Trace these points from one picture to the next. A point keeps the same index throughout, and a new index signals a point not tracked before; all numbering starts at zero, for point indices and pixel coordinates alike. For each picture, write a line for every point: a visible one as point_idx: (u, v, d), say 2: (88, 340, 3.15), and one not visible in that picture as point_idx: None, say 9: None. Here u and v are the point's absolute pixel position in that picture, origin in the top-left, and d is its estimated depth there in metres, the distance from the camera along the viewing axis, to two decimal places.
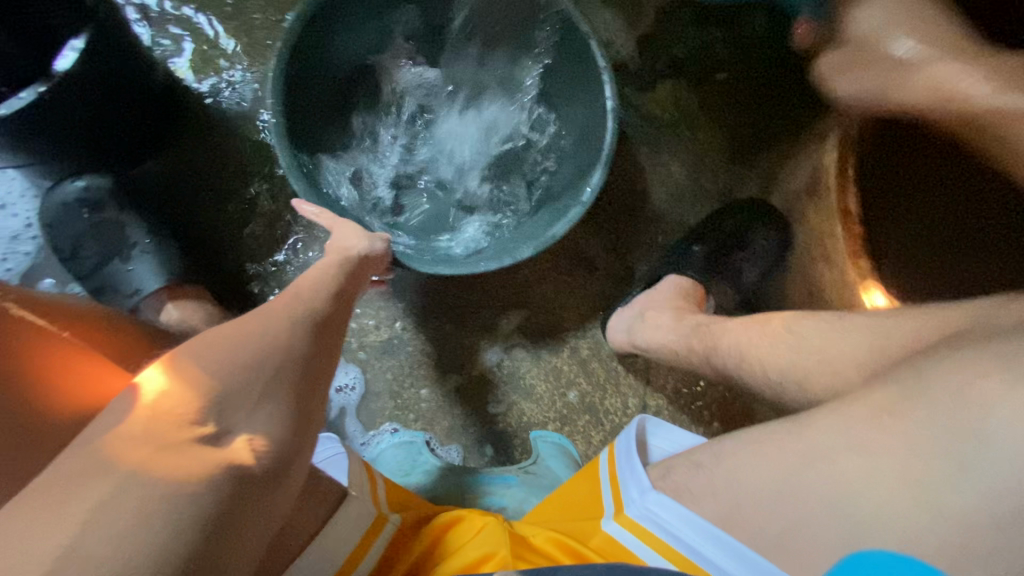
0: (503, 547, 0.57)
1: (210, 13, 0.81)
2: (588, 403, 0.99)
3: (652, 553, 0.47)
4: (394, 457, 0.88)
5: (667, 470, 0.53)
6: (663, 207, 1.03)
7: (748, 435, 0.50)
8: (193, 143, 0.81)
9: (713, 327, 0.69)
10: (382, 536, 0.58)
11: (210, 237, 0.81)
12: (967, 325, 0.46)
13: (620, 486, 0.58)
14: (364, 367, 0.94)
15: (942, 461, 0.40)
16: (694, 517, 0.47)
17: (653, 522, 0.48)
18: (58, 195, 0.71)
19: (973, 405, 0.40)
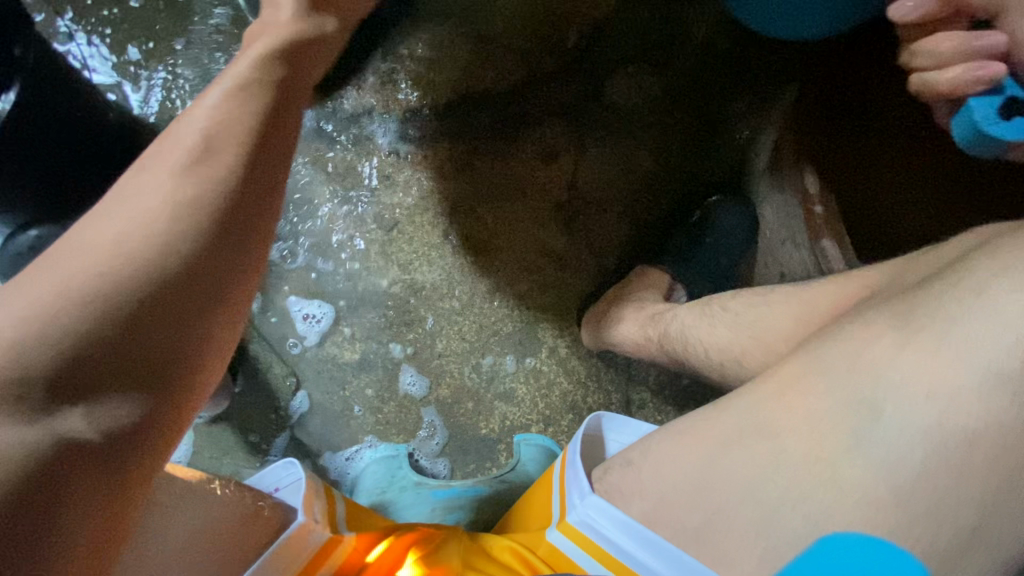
0: (454, 559, 0.59)
1: (160, 57, 0.87)
2: (570, 402, 0.97)
3: (589, 560, 0.45)
4: (374, 474, 0.88)
5: (604, 470, 0.50)
6: (631, 198, 0.99)
7: (675, 425, 0.48)
8: None
9: (665, 314, 0.66)
10: (334, 558, 0.58)
11: None
12: (887, 296, 0.46)
13: (566, 491, 0.57)
14: (336, 307, 0.95)
15: (840, 433, 0.41)
16: (622, 517, 0.45)
17: (592, 530, 0.46)
18: (11, 245, 0.73)
19: (865, 370, 0.42)
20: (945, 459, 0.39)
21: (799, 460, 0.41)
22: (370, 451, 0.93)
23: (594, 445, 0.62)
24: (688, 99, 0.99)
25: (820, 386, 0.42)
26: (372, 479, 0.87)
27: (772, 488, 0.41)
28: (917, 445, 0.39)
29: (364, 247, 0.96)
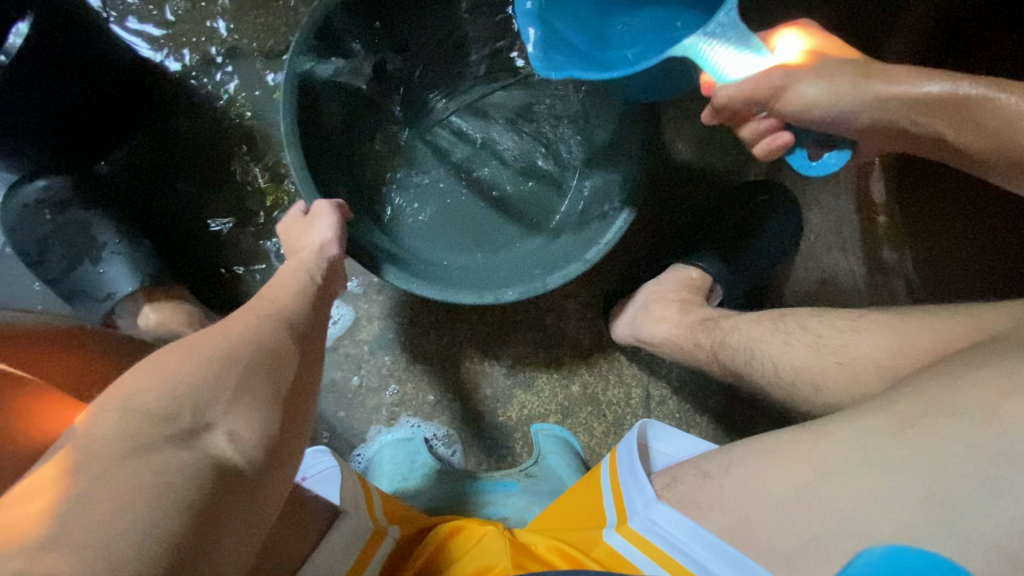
0: (504, 558, 0.51)
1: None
2: (590, 395, 0.95)
3: (653, 565, 0.44)
4: (393, 457, 0.85)
5: (673, 479, 0.50)
6: (668, 189, 0.94)
7: (761, 443, 0.48)
8: (167, 127, 0.79)
9: (722, 322, 0.65)
10: (382, 549, 0.54)
11: (189, 233, 0.79)
12: (996, 333, 0.46)
13: (624, 496, 0.53)
14: (356, 306, 0.91)
15: (974, 479, 0.40)
16: (698, 529, 0.45)
17: (655, 534, 0.46)
18: (19, 197, 0.68)
19: (1003, 424, 0.41)
20: None
21: (924, 500, 0.40)
22: (387, 433, 0.90)
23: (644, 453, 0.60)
24: None
25: (947, 429, 0.42)
26: (389, 462, 0.85)
27: (886, 524, 0.40)
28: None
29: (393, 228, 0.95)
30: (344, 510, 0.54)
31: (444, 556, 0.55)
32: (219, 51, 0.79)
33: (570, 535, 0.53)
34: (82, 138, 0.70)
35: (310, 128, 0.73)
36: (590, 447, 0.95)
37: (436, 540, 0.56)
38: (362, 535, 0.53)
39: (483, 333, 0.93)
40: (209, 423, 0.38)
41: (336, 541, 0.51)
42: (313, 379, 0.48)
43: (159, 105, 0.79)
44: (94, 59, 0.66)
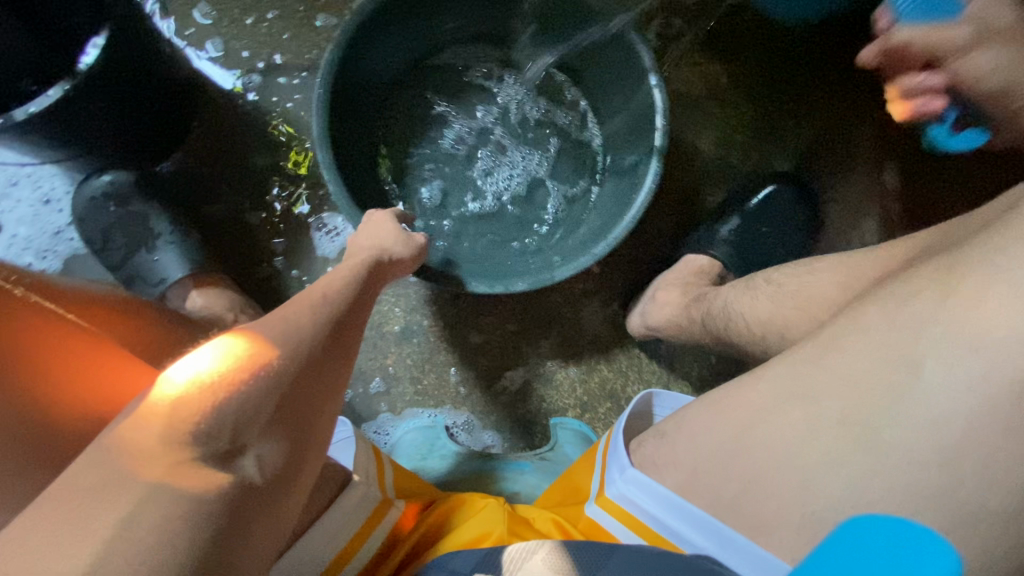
0: (498, 526, 0.55)
1: (233, 14, 0.87)
2: (609, 390, 0.96)
3: (631, 535, 0.50)
4: (412, 442, 0.88)
5: (638, 444, 0.55)
6: (690, 187, 0.97)
7: (710, 397, 0.54)
8: (215, 129, 0.87)
9: (716, 294, 0.75)
10: (386, 521, 0.56)
11: (230, 226, 0.86)
12: (994, 306, 0.46)
13: (604, 465, 0.56)
14: (407, 308, 0.95)
15: None
16: (665, 495, 0.50)
17: (630, 502, 0.51)
18: (87, 190, 0.79)
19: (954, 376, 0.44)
20: None
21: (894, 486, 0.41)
22: (408, 420, 0.94)
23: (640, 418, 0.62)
24: (752, 88, 0.96)
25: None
26: (409, 445, 0.88)
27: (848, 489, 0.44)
28: None
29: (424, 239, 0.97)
30: (355, 479, 0.57)
31: (447, 522, 0.58)
32: (263, 59, 0.87)
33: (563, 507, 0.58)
34: (144, 140, 0.79)
35: (344, 126, 0.80)
36: None
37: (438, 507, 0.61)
38: (370, 503, 0.56)
39: (506, 327, 0.96)
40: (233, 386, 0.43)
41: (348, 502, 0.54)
42: (333, 342, 0.53)
43: (205, 109, 0.87)
44: (152, 71, 0.74)
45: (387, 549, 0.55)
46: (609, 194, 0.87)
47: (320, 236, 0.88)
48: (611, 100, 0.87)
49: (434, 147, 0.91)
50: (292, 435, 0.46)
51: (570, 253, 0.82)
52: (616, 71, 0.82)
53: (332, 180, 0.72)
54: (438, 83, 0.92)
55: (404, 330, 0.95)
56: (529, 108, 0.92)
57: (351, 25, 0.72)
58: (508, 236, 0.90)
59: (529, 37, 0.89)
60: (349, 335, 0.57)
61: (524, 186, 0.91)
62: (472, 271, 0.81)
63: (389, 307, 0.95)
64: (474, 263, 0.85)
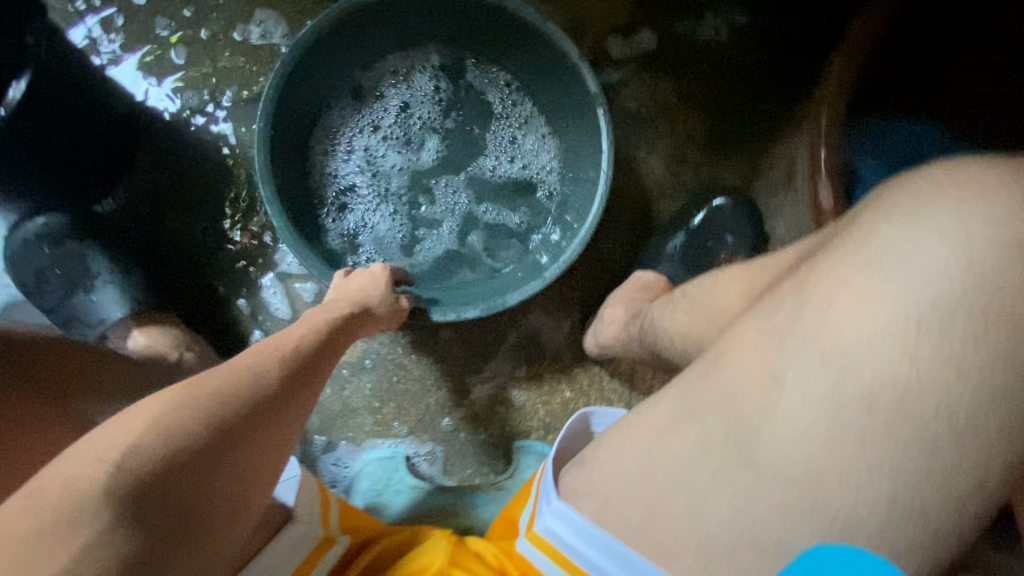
0: (440, 556, 0.54)
1: (179, 47, 0.86)
2: (572, 410, 0.96)
3: (558, 571, 0.49)
4: (371, 474, 0.87)
5: (563, 473, 0.53)
6: (641, 205, 0.98)
7: (640, 417, 0.52)
8: (160, 165, 0.86)
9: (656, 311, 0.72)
10: (327, 558, 0.55)
11: (178, 262, 0.85)
12: None
13: (535, 499, 0.55)
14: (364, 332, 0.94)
15: None
16: (592, 530, 0.48)
17: (554, 538, 0.49)
18: (20, 233, 0.76)
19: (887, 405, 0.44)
20: None
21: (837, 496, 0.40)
22: (369, 450, 0.93)
23: (578, 441, 0.62)
24: (702, 103, 0.98)
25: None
26: (368, 478, 0.86)
27: (781, 510, 0.44)
28: None
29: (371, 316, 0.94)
30: (296, 515, 0.56)
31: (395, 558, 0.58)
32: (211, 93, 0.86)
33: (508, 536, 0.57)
34: (83, 180, 0.78)
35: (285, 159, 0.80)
36: None
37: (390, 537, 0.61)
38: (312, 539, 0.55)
39: (467, 353, 0.96)
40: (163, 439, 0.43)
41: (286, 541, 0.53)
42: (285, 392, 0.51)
43: (148, 143, 0.86)
44: (83, 110, 0.73)
45: None
46: (565, 214, 0.87)
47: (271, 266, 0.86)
48: (557, 124, 0.88)
49: (388, 170, 0.91)
50: (232, 499, 0.44)
51: (524, 276, 0.82)
52: (562, 89, 0.83)
53: (276, 216, 0.72)
54: (388, 104, 0.91)
55: (363, 361, 0.94)
56: (483, 128, 0.92)
57: (285, 60, 0.72)
58: (468, 259, 0.90)
59: (474, 57, 0.89)
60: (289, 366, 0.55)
61: (481, 207, 0.91)
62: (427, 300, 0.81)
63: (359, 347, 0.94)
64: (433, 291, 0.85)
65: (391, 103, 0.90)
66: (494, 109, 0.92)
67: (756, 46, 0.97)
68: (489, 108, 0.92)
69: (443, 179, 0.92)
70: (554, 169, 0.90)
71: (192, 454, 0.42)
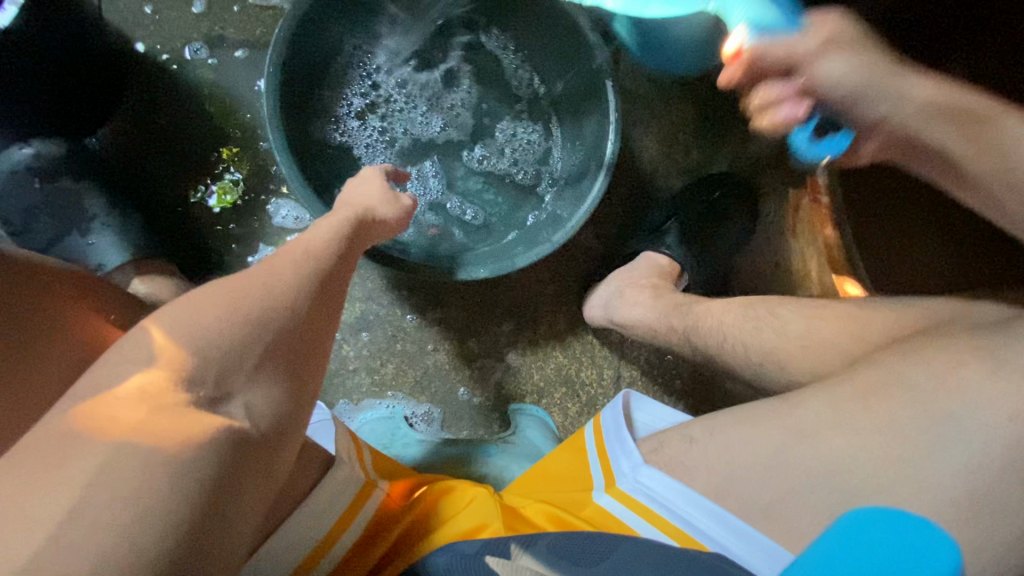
0: (496, 518, 0.53)
1: None
2: (564, 375, 1.00)
3: (643, 523, 0.47)
4: (372, 431, 0.87)
5: (660, 444, 0.53)
6: (636, 183, 1.01)
7: (738, 413, 0.52)
8: (152, 103, 0.78)
9: (696, 309, 0.71)
10: (371, 500, 0.55)
11: (173, 211, 0.79)
12: (942, 319, 0.52)
13: (609, 458, 0.55)
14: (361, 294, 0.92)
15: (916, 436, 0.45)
16: (685, 488, 0.48)
17: (643, 494, 0.49)
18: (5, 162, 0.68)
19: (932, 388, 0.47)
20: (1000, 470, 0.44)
21: (861, 448, 0.46)
22: (366, 410, 0.92)
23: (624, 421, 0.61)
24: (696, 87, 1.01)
25: (896, 403, 0.47)
26: (368, 436, 0.85)
27: None
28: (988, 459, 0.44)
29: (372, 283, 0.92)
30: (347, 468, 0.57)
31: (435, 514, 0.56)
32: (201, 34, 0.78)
33: (555, 493, 0.55)
34: (71, 111, 0.70)
35: (290, 102, 0.76)
36: (564, 425, 0.99)
37: (425, 497, 0.58)
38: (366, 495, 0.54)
39: (463, 318, 0.96)
40: (243, 405, 0.42)
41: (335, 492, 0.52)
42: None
43: (139, 78, 0.78)
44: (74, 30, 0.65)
45: (377, 525, 0.54)
46: (568, 181, 0.88)
47: (265, 215, 0.80)
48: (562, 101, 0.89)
49: (392, 129, 0.89)
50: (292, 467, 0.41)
51: (527, 241, 0.83)
52: (569, 58, 0.83)
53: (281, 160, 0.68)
54: (394, 59, 0.88)
55: (361, 321, 0.92)
56: (490, 92, 0.91)
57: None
58: (470, 223, 0.89)
59: (486, 22, 0.88)
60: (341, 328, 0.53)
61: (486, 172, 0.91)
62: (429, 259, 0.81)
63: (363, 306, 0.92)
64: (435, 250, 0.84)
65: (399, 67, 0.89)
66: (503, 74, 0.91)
67: None
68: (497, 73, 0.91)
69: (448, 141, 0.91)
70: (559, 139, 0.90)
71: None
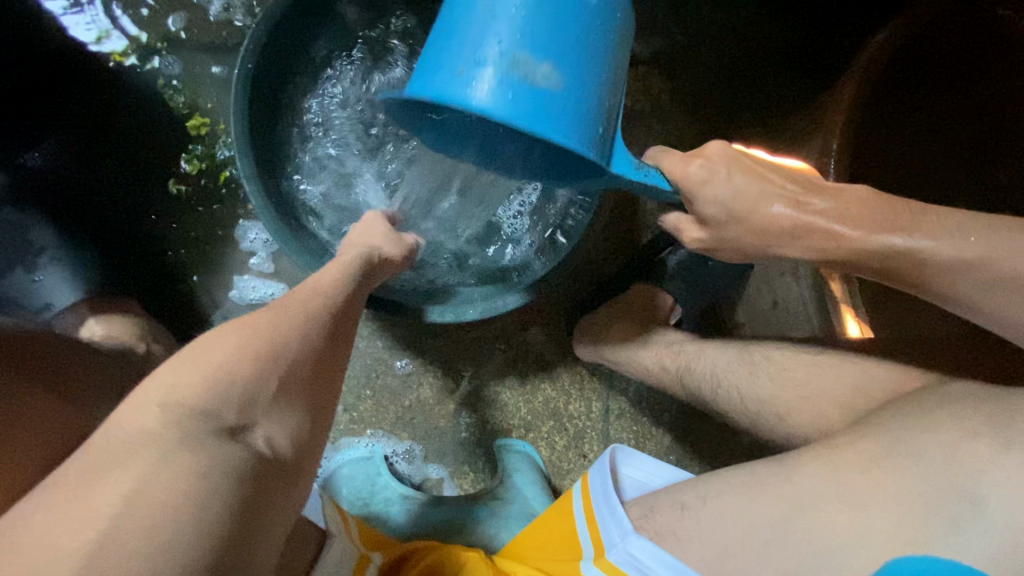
0: None
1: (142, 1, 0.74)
2: (552, 408, 0.96)
3: None
4: (351, 476, 0.84)
5: (651, 510, 0.51)
6: (629, 205, 0.96)
7: (737, 476, 0.49)
8: (100, 118, 0.74)
9: (687, 347, 0.67)
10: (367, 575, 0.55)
11: (126, 237, 0.75)
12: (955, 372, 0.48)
13: (599, 525, 0.54)
14: None
15: (931, 515, 0.41)
16: (676, 562, 0.47)
17: (633, 568, 0.48)
18: None
19: (962, 464, 0.42)
20: None
21: (868, 522, 0.42)
22: (345, 449, 0.87)
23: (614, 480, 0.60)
24: None
25: (908, 472, 0.43)
26: (348, 483, 0.83)
27: None
28: (1009, 540, 0.40)
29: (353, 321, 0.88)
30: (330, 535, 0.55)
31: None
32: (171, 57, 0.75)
33: (552, 564, 0.54)
34: None
35: (263, 132, 0.73)
36: (551, 461, 0.95)
37: (417, 566, 0.58)
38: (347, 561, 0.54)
39: (452, 351, 0.92)
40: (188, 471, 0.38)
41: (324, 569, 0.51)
42: (306, 419, 0.46)
43: (85, 91, 0.74)
44: None
45: None
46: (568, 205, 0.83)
47: (236, 246, 0.77)
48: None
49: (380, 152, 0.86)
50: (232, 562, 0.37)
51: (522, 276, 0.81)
52: None
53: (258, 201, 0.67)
54: (375, 78, 0.85)
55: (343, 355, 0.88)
56: None
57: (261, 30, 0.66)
58: (464, 252, 0.87)
59: None
60: (319, 379, 0.49)
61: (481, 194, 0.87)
62: (421, 297, 0.79)
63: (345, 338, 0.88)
64: (426, 286, 0.83)
65: (376, 83, 0.85)
66: None
67: None
68: None
69: (442, 160, 0.86)
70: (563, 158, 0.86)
71: (219, 492, 0.37)
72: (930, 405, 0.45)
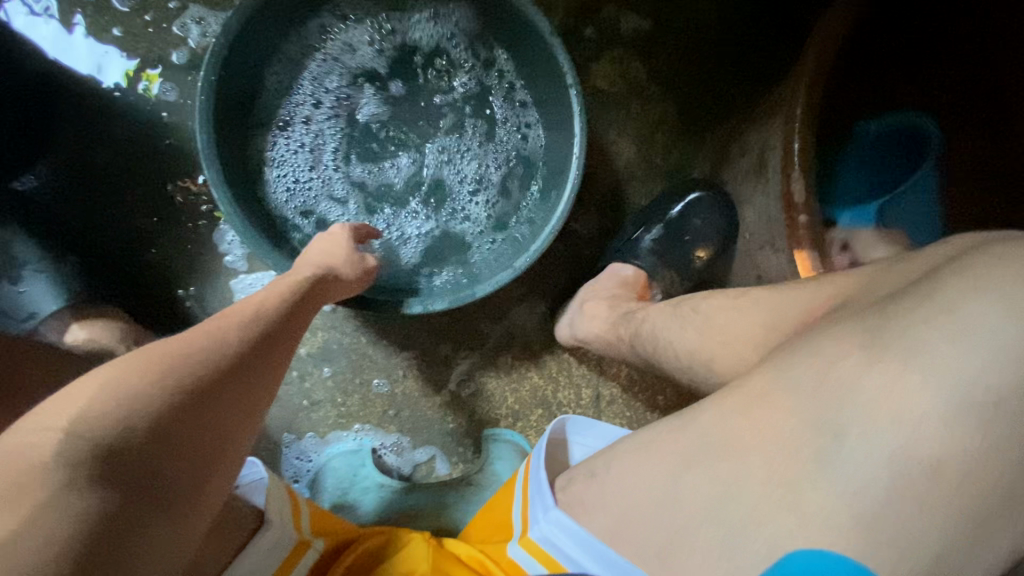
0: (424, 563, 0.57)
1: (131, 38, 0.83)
2: (540, 396, 0.95)
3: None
4: (337, 468, 0.87)
5: (569, 481, 0.50)
6: (611, 189, 0.96)
7: (641, 435, 0.48)
8: (91, 146, 0.83)
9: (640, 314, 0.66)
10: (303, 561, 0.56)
11: (114, 251, 0.83)
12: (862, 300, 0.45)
13: (529, 503, 0.52)
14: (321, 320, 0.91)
15: (809, 454, 0.39)
16: (588, 538, 0.45)
17: (552, 547, 0.47)
18: None
19: (832, 389, 0.40)
20: (910, 493, 0.37)
21: (748, 468, 0.41)
22: (334, 444, 0.91)
23: (557, 451, 0.58)
24: (674, 88, 0.96)
25: (794, 406, 0.41)
26: (333, 475, 0.86)
27: None
28: (884, 471, 0.38)
29: (336, 319, 0.92)
30: (267, 520, 0.56)
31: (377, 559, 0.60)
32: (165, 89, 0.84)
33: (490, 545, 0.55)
34: None
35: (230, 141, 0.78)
36: None
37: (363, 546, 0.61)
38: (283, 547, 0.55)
39: (437, 344, 0.94)
40: None
41: (260, 546, 0.54)
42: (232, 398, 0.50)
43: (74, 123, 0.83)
44: None
45: None
46: (543, 193, 0.86)
47: (215, 253, 0.85)
48: (510, 110, 0.88)
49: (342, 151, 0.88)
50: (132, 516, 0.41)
51: (501, 262, 0.82)
52: (531, 64, 0.82)
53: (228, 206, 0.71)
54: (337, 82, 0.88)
55: (329, 351, 0.91)
56: (455, 111, 0.90)
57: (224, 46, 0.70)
58: (436, 244, 0.88)
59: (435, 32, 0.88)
60: (265, 355, 0.54)
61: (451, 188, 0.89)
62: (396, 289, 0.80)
63: (330, 335, 0.91)
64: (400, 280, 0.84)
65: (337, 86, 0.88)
66: (463, 86, 0.90)
67: (728, 30, 0.96)
68: (454, 85, 0.90)
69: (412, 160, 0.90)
70: (533, 147, 0.88)
71: (119, 441, 0.41)
72: (831, 337, 0.42)
